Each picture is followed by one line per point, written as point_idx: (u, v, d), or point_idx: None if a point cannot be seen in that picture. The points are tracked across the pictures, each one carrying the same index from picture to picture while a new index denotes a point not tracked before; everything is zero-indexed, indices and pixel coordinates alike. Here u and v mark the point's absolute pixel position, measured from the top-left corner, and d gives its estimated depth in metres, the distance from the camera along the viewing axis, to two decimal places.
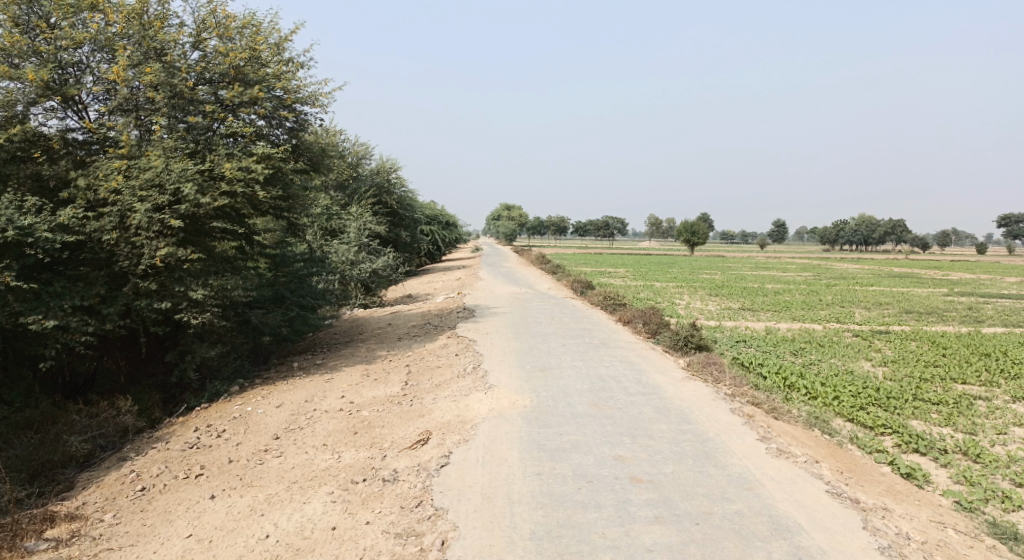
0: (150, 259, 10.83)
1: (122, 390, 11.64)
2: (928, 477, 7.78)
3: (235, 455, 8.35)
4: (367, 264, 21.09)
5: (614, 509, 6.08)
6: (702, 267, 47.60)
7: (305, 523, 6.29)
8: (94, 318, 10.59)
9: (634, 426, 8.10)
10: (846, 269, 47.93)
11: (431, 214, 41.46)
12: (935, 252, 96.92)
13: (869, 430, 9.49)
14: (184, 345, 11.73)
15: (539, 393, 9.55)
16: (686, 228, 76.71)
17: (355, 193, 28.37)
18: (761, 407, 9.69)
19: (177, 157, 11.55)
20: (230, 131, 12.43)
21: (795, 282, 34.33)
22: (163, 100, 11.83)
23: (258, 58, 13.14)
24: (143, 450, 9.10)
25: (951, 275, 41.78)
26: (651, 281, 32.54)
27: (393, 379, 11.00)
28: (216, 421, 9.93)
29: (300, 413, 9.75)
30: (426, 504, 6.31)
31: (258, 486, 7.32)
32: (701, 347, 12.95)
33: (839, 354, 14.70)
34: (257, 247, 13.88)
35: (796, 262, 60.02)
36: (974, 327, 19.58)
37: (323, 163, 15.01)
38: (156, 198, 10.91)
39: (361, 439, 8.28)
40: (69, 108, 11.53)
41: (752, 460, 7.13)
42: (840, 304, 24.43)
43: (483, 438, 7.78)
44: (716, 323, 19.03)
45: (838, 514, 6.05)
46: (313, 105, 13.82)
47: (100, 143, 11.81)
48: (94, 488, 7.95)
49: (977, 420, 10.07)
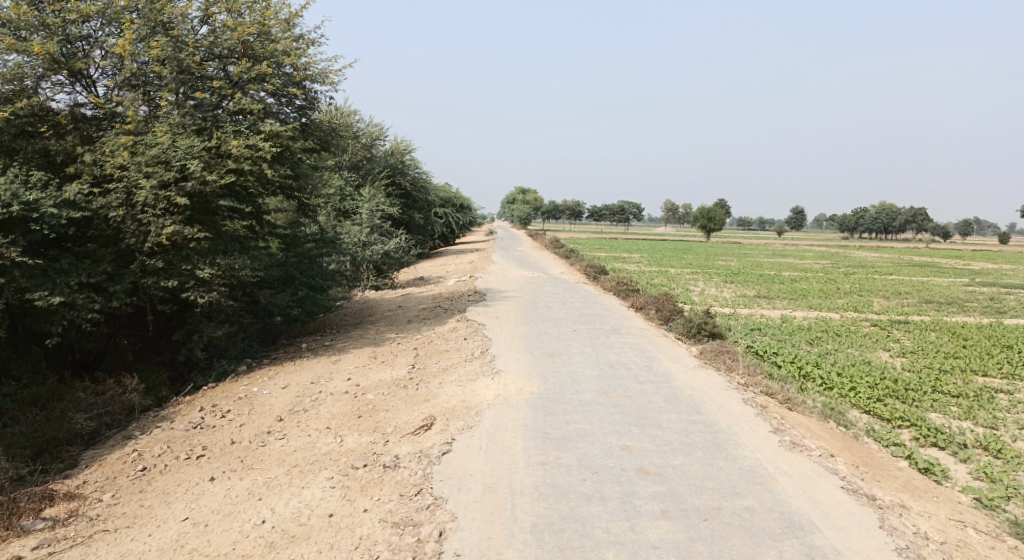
0: (156, 237, 10.71)
1: (130, 368, 11.60)
2: (948, 473, 7.52)
3: (238, 437, 8.25)
4: (380, 245, 20.90)
5: (619, 502, 5.89)
6: (718, 254, 46.98)
7: (302, 510, 6.17)
8: (101, 295, 10.50)
9: (643, 416, 7.89)
10: (865, 257, 47.12)
11: (444, 197, 41.16)
12: (957, 241, 95.05)
13: (886, 422, 9.22)
14: (191, 325, 11.63)
15: (546, 380, 9.36)
16: (703, 215, 75.73)
17: (368, 173, 28.13)
18: (775, 398, 9.45)
19: (184, 133, 11.39)
20: (239, 108, 12.20)
21: (812, 270, 33.69)
22: (170, 75, 11.65)
23: (267, 33, 12.86)
24: (147, 429, 9.03)
25: (974, 266, 40.83)
26: (665, 267, 32.07)
27: (400, 362, 10.86)
28: (221, 402, 9.84)
29: (305, 395, 9.64)
30: (426, 493, 6.15)
31: (258, 469, 7.21)
32: (715, 334, 12.68)
33: (855, 344, 14.36)
34: (267, 227, 13.74)
35: (814, 250, 59.06)
36: (996, 319, 19.11)
37: (334, 142, 14.77)
38: (162, 174, 10.78)
39: (364, 423, 8.15)
40: (77, 83, 11.40)
41: (764, 453, 6.89)
42: (858, 293, 23.92)
43: (487, 425, 7.60)
44: (731, 311, 18.69)
45: (854, 512, 5.82)
46: (323, 83, 13.58)
47: (108, 118, 11.67)
48: (96, 467, 7.89)
49: (999, 414, 9.75)
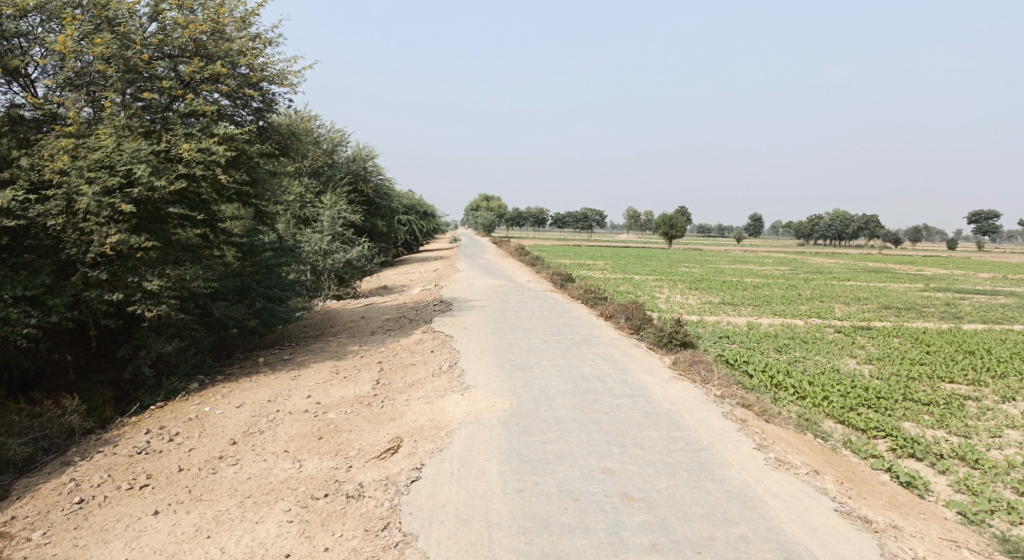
0: (99, 247, 9.99)
1: (71, 387, 10.76)
2: (929, 486, 7.32)
3: (186, 464, 7.60)
4: (341, 253, 20.26)
5: (605, 534, 5.49)
6: (682, 260, 47.12)
7: (255, 549, 5.63)
8: (38, 309, 9.68)
9: (622, 433, 7.53)
10: (821, 264, 48.02)
11: (407, 204, 40.50)
12: (907, 247, 97.97)
13: (861, 433, 9.04)
14: (138, 339, 10.87)
15: (518, 395, 8.92)
16: (665, 221, 75.99)
17: (330, 180, 27.35)
18: (751, 409, 9.19)
19: (130, 136, 10.68)
20: (191, 109, 11.47)
21: (772, 276, 34.04)
22: (115, 74, 10.93)
23: (221, 32, 12.15)
24: (88, 454, 8.30)
25: (925, 272, 41.91)
26: (630, 274, 31.93)
27: (364, 378, 10.31)
28: (169, 423, 9.12)
29: (261, 414, 9.01)
30: (393, 528, 5.67)
31: (208, 500, 6.62)
32: (686, 343, 12.42)
33: (823, 351, 14.29)
34: (222, 235, 13.01)
35: (773, 256, 59.99)
36: (955, 324, 19.42)
37: (294, 146, 14.10)
38: (106, 179, 10.05)
39: (325, 446, 7.60)
40: (14, 82, 10.59)
41: (751, 474, 6.58)
42: (820, 299, 24.09)
43: (458, 447, 7.14)
44: (698, 319, 18.53)
45: (851, 539, 5.54)
46: (281, 84, 12.97)
47: (49, 120, 10.89)
48: (28, 499, 7.13)
49: (970, 421, 9.68)
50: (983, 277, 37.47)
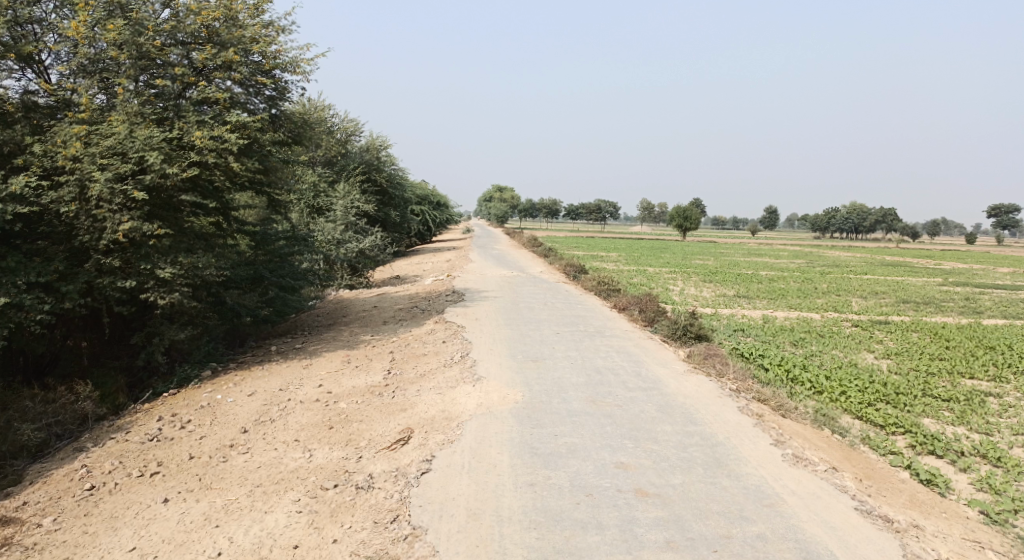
0: (112, 234, 9.97)
1: (84, 373, 10.78)
2: (950, 484, 7.13)
3: (197, 452, 7.58)
4: (354, 243, 20.20)
5: (618, 530, 5.39)
6: (696, 252, 46.66)
7: (264, 540, 5.58)
8: (52, 295, 9.70)
9: (636, 427, 7.40)
10: (837, 257, 47.45)
11: (420, 194, 40.45)
12: (925, 241, 96.69)
13: (880, 429, 8.86)
14: (151, 327, 10.86)
15: (530, 387, 8.82)
16: (679, 213, 75.41)
17: (343, 169, 27.29)
18: (767, 404, 9.03)
19: (142, 123, 10.63)
20: (203, 97, 11.42)
21: (787, 270, 33.68)
22: (128, 61, 10.89)
23: (234, 19, 12.06)
24: (101, 440, 8.30)
25: (944, 265, 41.31)
26: (644, 266, 31.68)
27: (375, 367, 10.25)
28: (181, 411, 9.12)
29: (272, 403, 8.97)
30: (403, 521, 5.59)
31: (217, 489, 6.58)
32: (701, 336, 12.25)
33: (839, 345, 14.06)
34: (235, 224, 12.97)
35: (788, 249, 59.34)
36: (974, 319, 19.08)
37: (307, 135, 13.99)
38: (118, 166, 10.04)
39: (336, 436, 7.54)
40: (28, 68, 10.58)
41: (768, 470, 6.44)
42: (836, 293, 23.76)
43: (470, 439, 7.05)
44: (712, 311, 18.31)
45: (872, 539, 5.40)
46: (294, 72, 12.87)
47: (62, 107, 10.89)
48: (40, 484, 7.14)
49: (992, 418, 9.46)
50: (1003, 272, 36.76)
